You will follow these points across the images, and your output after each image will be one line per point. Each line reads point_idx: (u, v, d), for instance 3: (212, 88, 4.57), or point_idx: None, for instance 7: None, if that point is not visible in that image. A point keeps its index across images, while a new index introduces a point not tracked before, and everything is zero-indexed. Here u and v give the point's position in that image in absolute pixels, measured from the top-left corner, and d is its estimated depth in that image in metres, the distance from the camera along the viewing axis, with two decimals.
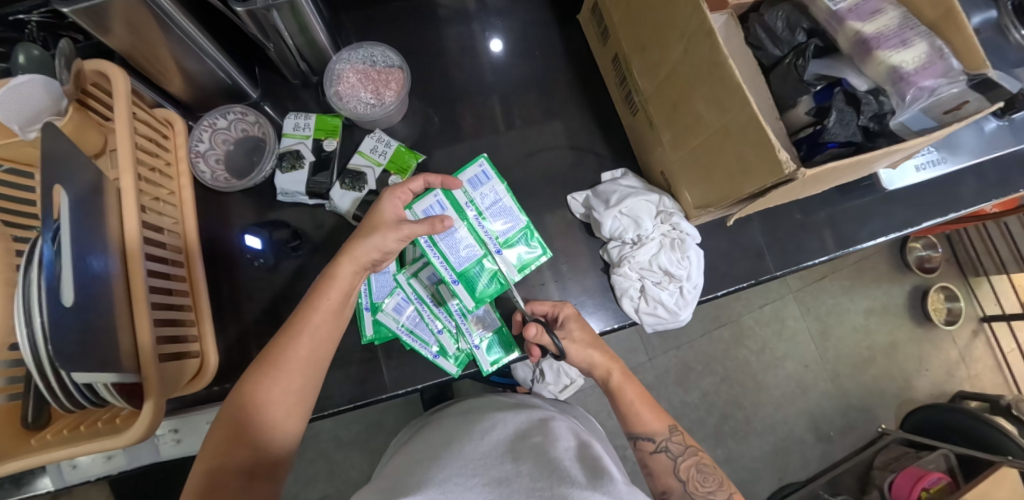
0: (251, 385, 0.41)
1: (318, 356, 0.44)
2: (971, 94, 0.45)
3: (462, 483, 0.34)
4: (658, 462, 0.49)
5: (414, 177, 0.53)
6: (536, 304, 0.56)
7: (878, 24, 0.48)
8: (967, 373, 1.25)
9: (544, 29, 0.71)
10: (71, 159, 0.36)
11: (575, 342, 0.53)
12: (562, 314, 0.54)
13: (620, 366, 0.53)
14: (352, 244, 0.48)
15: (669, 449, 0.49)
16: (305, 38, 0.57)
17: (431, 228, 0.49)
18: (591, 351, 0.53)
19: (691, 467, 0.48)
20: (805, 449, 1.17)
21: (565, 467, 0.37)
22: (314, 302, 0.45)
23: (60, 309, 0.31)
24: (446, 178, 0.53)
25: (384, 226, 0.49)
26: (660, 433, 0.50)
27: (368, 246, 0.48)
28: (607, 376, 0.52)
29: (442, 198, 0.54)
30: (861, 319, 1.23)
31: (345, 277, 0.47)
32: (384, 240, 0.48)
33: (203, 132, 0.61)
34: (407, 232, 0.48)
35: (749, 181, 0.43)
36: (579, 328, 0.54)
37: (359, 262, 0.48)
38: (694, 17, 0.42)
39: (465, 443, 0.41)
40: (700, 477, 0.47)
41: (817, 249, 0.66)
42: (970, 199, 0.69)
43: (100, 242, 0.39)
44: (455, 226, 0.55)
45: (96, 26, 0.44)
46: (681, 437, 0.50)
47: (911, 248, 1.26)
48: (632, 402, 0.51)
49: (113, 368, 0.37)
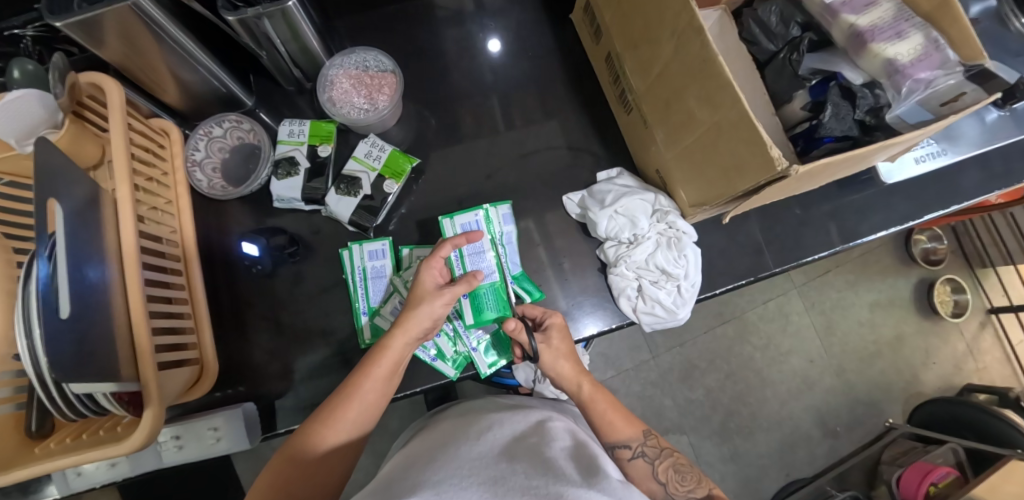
0: (301, 439, 0.44)
1: (365, 419, 0.46)
2: (968, 84, 0.44)
3: (457, 483, 0.34)
4: (636, 468, 0.50)
5: (442, 242, 0.53)
6: (528, 307, 0.56)
7: (872, 16, 0.47)
8: (975, 365, 1.23)
9: (538, 29, 0.71)
10: (66, 170, 0.37)
11: (549, 348, 0.54)
12: (549, 321, 0.55)
13: (589, 378, 0.54)
14: (404, 315, 0.49)
15: (645, 453, 0.50)
16: (298, 45, 0.57)
17: (469, 287, 0.50)
18: (563, 363, 0.53)
19: (669, 467, 0.49)
20: (811, 445, 1.17)
21: (561, 466, 0.37)
22: (366, 369, 0.47)
23: (56, 321, 0.31)
24: (470, 234, 0.54)
25: (433, 295, 0.49)
26: (634, 439, 0.51)
27: (420, 316, 0.48)
28: (578, 389, 0.53)
29: (481, 218, 0.59)
30: (866, 312, 1.22)
31: (397, 347, 0.48)
32: (433, 308, 0.49)
33: (199, 141, 0.61)
34: (450, 296, 0.49)
35: (744, 179, 0.42)
36: (560, 340, 0.54)
37: (410, 333, 0.48)
38: (684, 14, 0.41)
39: (462, 444, 0.41)
40: (678, 477, 0.48)
41: (817, 244, 0.66)
42: (974, 190, 0.68)
43: (96, 250, 0.40)
44: (484, 246, 0.56)
45: (90, 38, 0.45)
46: (655, 441, 0.51)
47: (916, 240, 1.25)
48: (604, 411, 0.52)
49: (111, 377, 0.37)
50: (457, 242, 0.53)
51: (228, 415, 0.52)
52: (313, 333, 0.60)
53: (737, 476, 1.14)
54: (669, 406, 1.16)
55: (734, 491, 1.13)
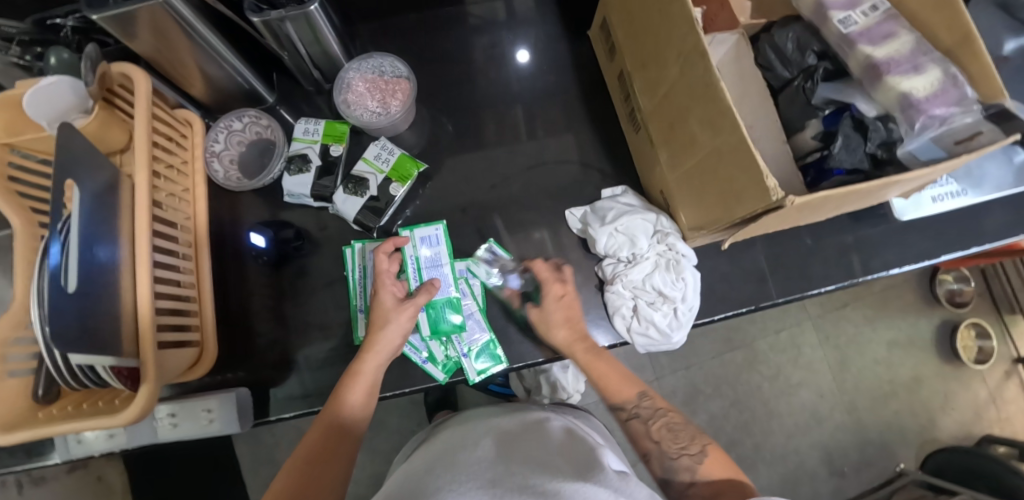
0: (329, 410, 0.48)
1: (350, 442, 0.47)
2: (984, 124, 0.43)
3: (459, 489, 0.34)
4: (634, 428, 0.51)
5: (375, 254, 0.55)
6: (537, 265, 0.59)
7: (890, 49, 0.46)
8: (997, 416, 1.17)
9: (557, 44, 0.72)
10: (88, 156, 0.39)
11: (543, 314, 0.56)
12: (546, 290, 0.57)
13: (584, 344, 0.55)
14: (370, 338, 0.52)
15: (640, 414, 0.51)
16: (319, 47, 0.60)
17: (430, 294, 0.56)
18: (559, 330, 0.55)
19: (663, 427, 0.50)
20: (815, 483, 1.12)
21: (558, 466, 0.37)
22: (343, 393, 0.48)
23: (63, 297, 0.33)
24: (393, 240, 0.57)
25: (394, 311, 0.53)
26: (630, 400, 0.52)
27: (388, 336, 0.52)
28: (572, 356, 0.54)
29: (441, 233, 0.63)
30: (883, 352, 1.17)
31: (371, 368, 0.50)
32: (400, 324, 0.53)
33: (220, 133, 0.64)
34: (414, 307, 0.54)
35: (742, 207, 0.42)
36: (557, 309, 0.56)
37: (380, 354, 0.51)
38: (690, 37, 0.42)
39: (461, 452, 0.41)
40: (672, 435, 0.49)
41: (825, 277, 0.64)
42: (997, 233, 0.65)
43: (109, 233, 0.42)
44: (441, 261, 0.61)
45: (124, 31, 0.48)
46: (651, 401, 0.52)
47: (941, 280, 1.20)
48: (602, 375, 0.53)
49: (110, 352, 0.39)
50: (389, 251, 0.56)
51: (222, 399, 0.54)
52: (311, 326, 0.61)
53: None
54: None
55: None
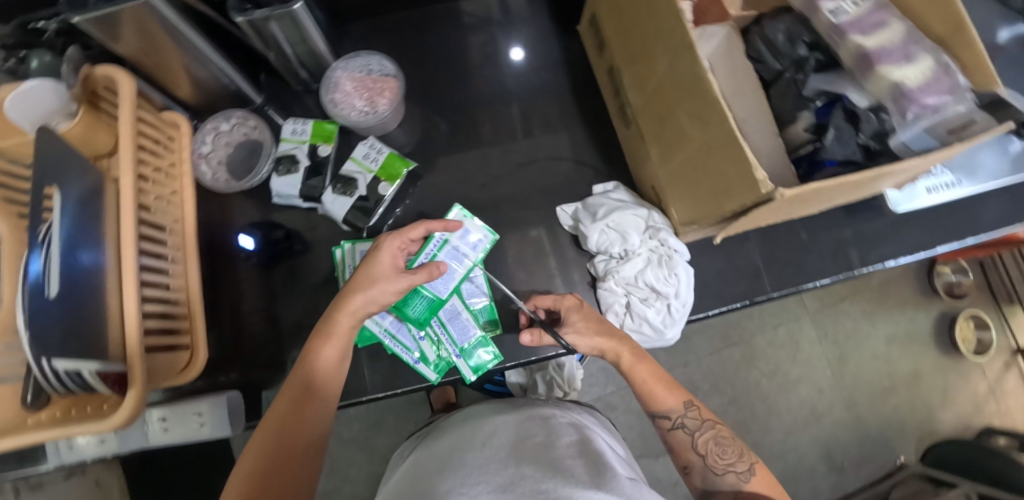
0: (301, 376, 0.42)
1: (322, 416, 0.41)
2: (977, 113, 0.42)
3: (468, 493, 0.33)
4: (677, 438, 0.47)
5: (416, 223, 0.50)
6: (540, 299, 0.56)
7: (880, 38, 0.46)
8: (997, 408, 1.16)
9: (547, 40, 0.71)
10: (64, 159, 0.38)
11: (579, 331, 0.51)
12: (563, 305, 0.54)
13: (630, 346, 0.50)
14: (345, 297, 0.45)
15: (685, 425, 0.47)
16: (305, 47, 0.59)
17: (429, 277, 0.48)
18: (598, 337, 0.50)
19: (709, 440, 0.46)
20: (815, 478, 1.12)
21: (568, 467, 0.35)
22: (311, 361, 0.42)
23: (45, 301, 0.33)
24: (446, 222, 0.52)
25: (384, 277, 0.45)
26: (674, 410, 0.47)
27: (365, 298, 0.44)
28: (615, 358, 0.49)
29: (488, 242, 0.59)
30: (881, 345, 1.17)
31: (342, 332, 0.44)
32: (383, 291, 0.45)
33: (207, 135, 0.64)
34: (407, 281, 0.46)
35: (733, 201, 0.41)
36: (582, 318, 0.52)
37: (356, 317, 0.44)
38: (678, 30, 0.41)
39: (467, 453, 0.40)
40: (719, 450, 0.45)
41: (821, 271, 0.64)
42: (993, 224, 0.65)
43: (93, 237, 0.41)
44: (465, 257, 0.58)
45: (107, 33, 0.47)
46: (697, 412, 0.47)
47: (939, 272, 1.19)
48: (644, 382, 0.48)
49: (95, 355, 0.39)
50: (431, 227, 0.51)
51: (213, 402, 0.53)
52: (302, 328, 0.61)
53: None
54: None
55: None
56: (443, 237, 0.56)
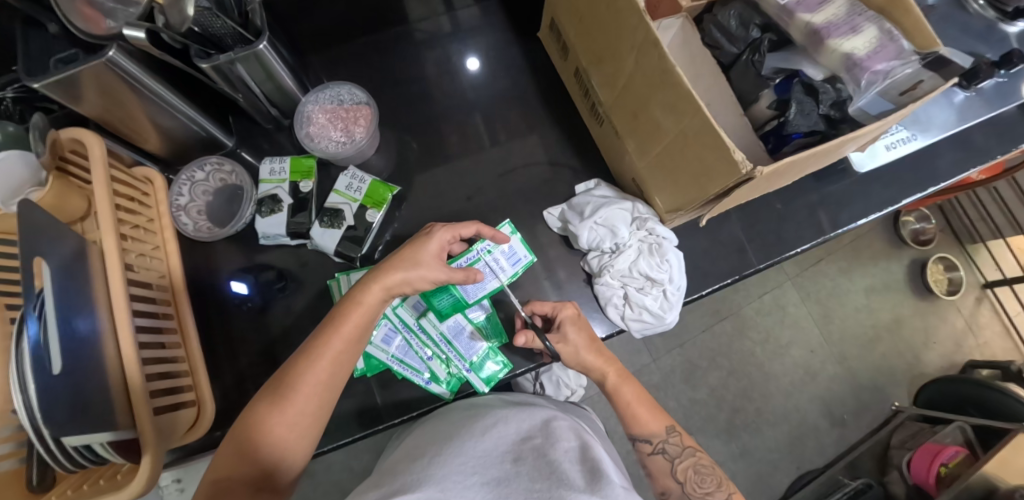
0: (262, 411, 0.40)
1: (334, 382, 0.43)
2: (925, 72, 0.46)
3: (461, 481, 0.34)
4: (656, 463, 0.49)
5: (471, 222, 0.54)
6: (536, 305, 0.56)
7: (826, 14, 0.50)
8: (975, 342, 1.23)
9: (509, 48, 0.72)
10: (51, 229, 0.38)
11: (569, 345, 0.54)
12: (561, 315, 0.54)
13: (615, 367, 0.53)
14: (385, 271, 0.46)
15: (666, 450, 0.49)
16: (273, 84, 0.59)
17: (466, 279, 0.51)
18: (587, 354, 0.53)
19: (688, 468, 0.48)
20: (819, 436, 1.16)
21: (564, 468, 0.36)
22: (337, 326, 0.43)
23: (49, 378, 0.32)
24: (497, 232, 0.55)
25: (425, 263, 0.48)
26: (656, 435, 0.50)
27: (401, 277, 0.47)
28: (602, 377, 0.53)
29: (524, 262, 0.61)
30: (862, 298, 1.22)
31: (371, 304, 0.45)
32: (423, 276, 0.48)
33: (182, 186, 0.62)
34: (444, 276, 0.49)
35: (713, 184, 0.43)
36: (576, 332, 0.54)
37: (389, 290, 0.46)
38: (640, 29, 0.43)
39: (465, 439, 0.40)
40: (698, 478, 0.47)
41: (799, 238, 0.67)
42: (949, 171, 0.69)
43: (86, 304, 0.40)
44: (502, 270, 0.60)
45: (69, 95, 0.46)
46: (679, 438, 0.50)
47: (904, 222, 1.25)
48: (629, 404, 0.52)
49: (105, 426, 0.38)
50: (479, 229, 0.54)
51: None
52: None
53: (748, 473, 1.13)
54: (673, 408, 1.16)
55: (746, 489, 1.12)
56: (489, 248, 0.59)
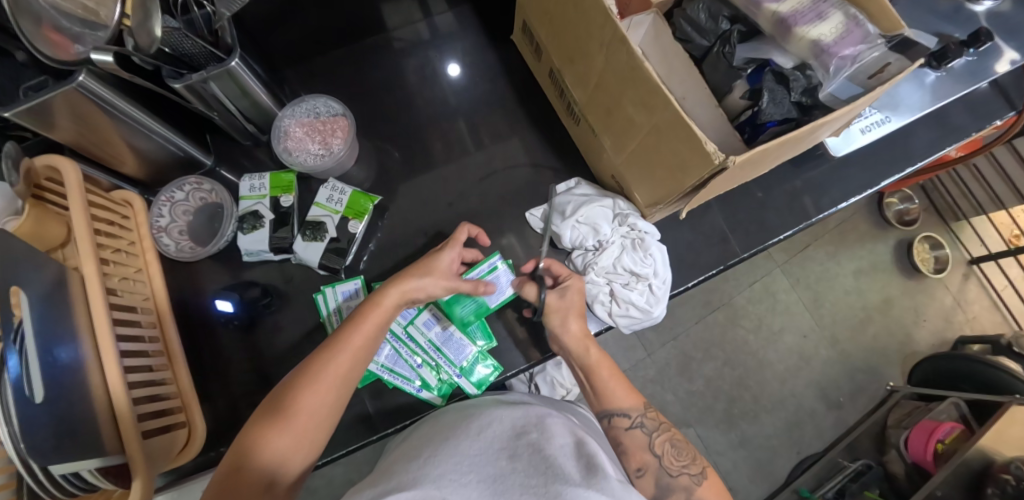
0: (283, 403, 0.41)
1: (351, 378, 0.44)
2: (891, 55, 0.47)
3: (458, 479, 0.34)
4: (632, 438, 0.49)
5: (462, 226, 0.55)
6: (555, 266, 0.59)
7: (792, 3, 0.50)
8: (964, 317, 1.25)
9: (484, 53, 0.73)
10: (28, 260, 0.38)
11: (563, 300, 0.55)
12: (569, 282, 0.56)
13: (597, 345, 0.53)
14: (404, 277, 0.49)
15: (643, 425, 0.50)
16: (248, 101, 0.59)
17: (473, 289, 0.52)
18: (574, 323, 0.54)
19: (665, 442, 0.49)
20: (817, 419, 1.17)
21: (561, 463, 0.36)
22: (358, 324, 0.46)
23: (32, 408, 0.32)
24: (482, 233, 0.58)
25: (440, 272, 0.51)
26: (634, 409, 0.51)
27: (422, 286, 0.49)
28: (584, 352, 0.53)
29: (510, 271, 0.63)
30: (851, 281, 1.24)
31: (390, 306, 0.48)
32: (436, 285, 0.50)
33: (162, 207, 0.62)
34: (455, 286, 0.51)
35: (688, 177, 0.44)
36: (576, 301, 0.55)
37: (406, 296, 0.49)
38: (609, 27, 0.44)
39: (460, 437, 0.40)
40: (675, 451, 0.49)
41: (782, 224, 0.67)
42: (924, 151, 0.70)
43: (68, 331, 0.40)
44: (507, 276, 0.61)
45: (42, 122, 0.46)
46: (654, 414, 0.51)
47: (888, 204, 1.27)
48: (607, 379, 0.52)
49: (93, 453, 0.38)
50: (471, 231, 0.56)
51: None
52: None
53: (749, 461, 1.14)
54: (671, 401, 1.16)
55: (747, 477, 1.13)
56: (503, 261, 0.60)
